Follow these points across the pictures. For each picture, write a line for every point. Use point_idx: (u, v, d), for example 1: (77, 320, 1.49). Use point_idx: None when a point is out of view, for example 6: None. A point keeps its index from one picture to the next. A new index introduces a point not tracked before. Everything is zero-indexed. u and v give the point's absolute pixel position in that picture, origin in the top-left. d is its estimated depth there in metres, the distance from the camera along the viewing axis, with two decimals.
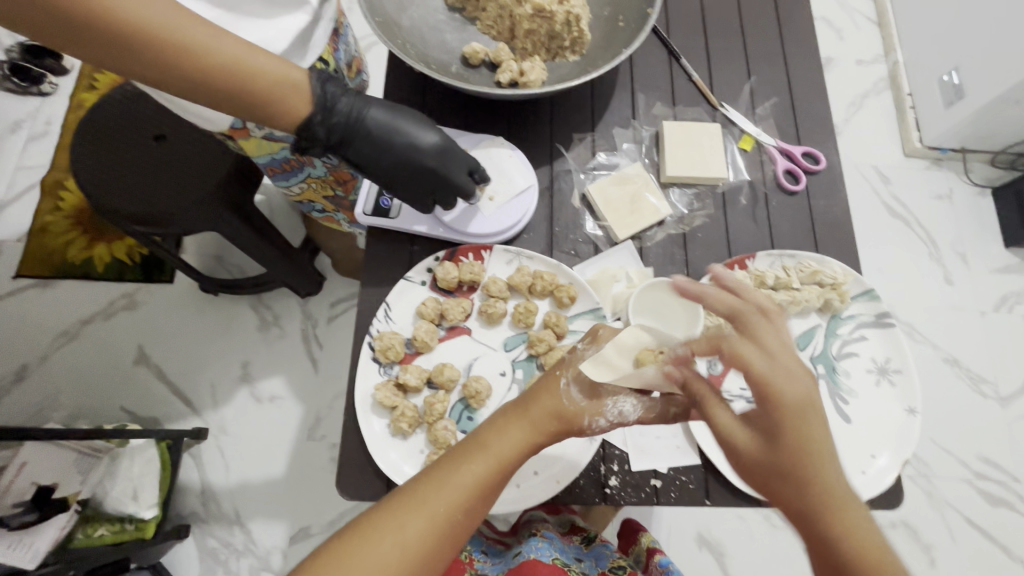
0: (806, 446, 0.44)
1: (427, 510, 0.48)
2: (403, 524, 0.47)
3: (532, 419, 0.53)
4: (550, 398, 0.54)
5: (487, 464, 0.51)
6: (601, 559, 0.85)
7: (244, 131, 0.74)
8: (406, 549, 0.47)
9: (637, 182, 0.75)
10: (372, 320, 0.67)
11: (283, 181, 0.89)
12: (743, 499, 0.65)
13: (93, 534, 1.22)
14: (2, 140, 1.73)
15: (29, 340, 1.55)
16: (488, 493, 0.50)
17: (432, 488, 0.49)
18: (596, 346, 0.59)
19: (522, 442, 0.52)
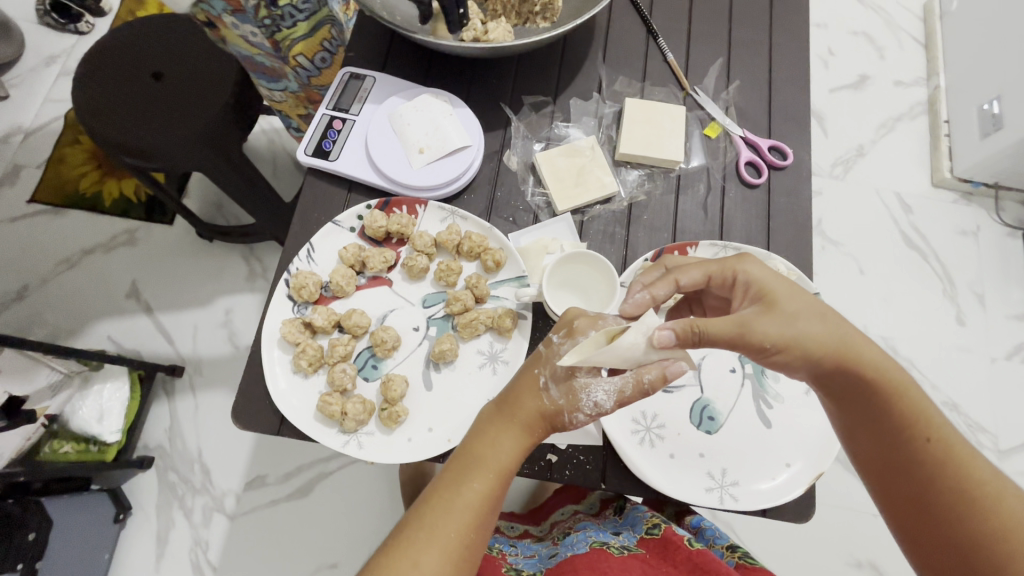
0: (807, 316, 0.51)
1: (437, 539, 0.50)
2: (418, 559, 0.49)
3: (519, 432, 0.54)
4: (531, 405, 0.54)
5: (487, 480, 0.52)
6: (637, 524, 0.78)
7: (222, 22, 0.79)
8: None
9: (586, 155, 0.73)
10: (294, 258, 0.67)
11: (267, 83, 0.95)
12: (640, 487, 0.63)
13: (58, 450, 1.28)
14: (36, 72, 1.82)
15: (33, 262, 1.63)
16: (493, 507, 0.53)
17: (439, 516, 0.51)
18: (572, 340, 0.55)
19: (515, 453, 0.53)
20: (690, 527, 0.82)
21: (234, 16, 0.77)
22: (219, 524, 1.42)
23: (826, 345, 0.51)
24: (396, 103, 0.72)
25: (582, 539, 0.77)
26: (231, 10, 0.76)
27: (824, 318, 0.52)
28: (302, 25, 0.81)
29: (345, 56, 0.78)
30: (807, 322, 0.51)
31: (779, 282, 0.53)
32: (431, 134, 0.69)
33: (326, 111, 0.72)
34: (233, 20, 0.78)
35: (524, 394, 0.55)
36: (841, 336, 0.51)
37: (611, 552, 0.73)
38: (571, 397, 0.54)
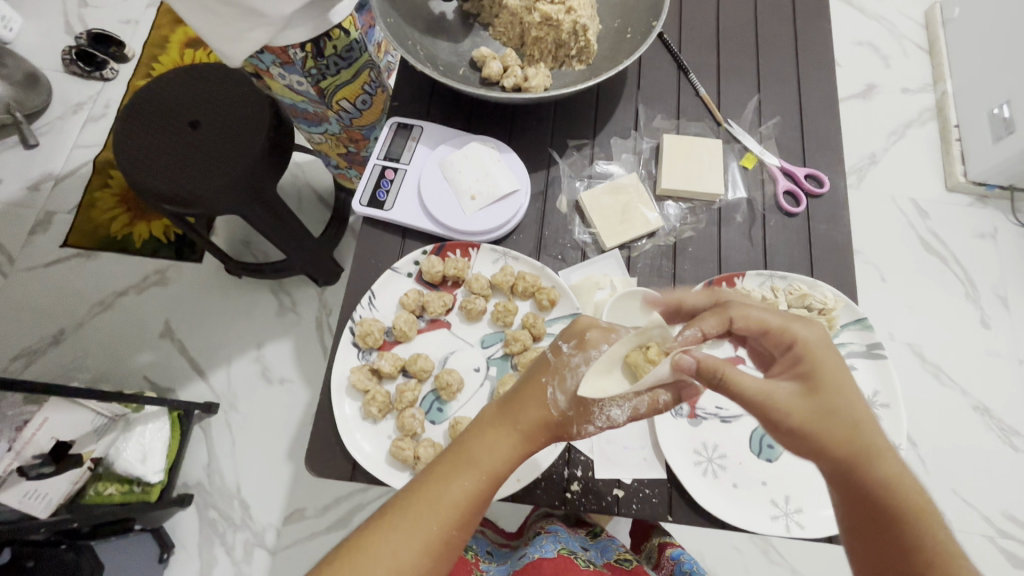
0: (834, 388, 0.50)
1: (418, 530, 0.50)
2: (396, 546, 0.50)
3: (517, 437, 0.53)
4: (535, 409, 0.54)
5: (476, 480, 0.52)
6: (606, 550, 0.86)
7: (269, 74, 0.86)
8: (402, 568, 0.49)
9: (630, 192, 0.75)
10: (356, 306, 0.70)
11: (307, 127, 1.02)
12: (706, 518, 0.64)
13: (103, 492, 1.31)
14: (64, 119, 1.87)
15: (69, 306, 1.67)
16: (479, 506, 0.53)
17: (422, 509, 0.51)
18: (583, 352, 0.58)
19: (510, 458, 0.53)
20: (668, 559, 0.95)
21: (282, 68, 0.83)
22: (261, 559, 1.43)
23: (849, 433, 0.49)
24: (445, 151, 0.74)
25: (551, 543, 0.81)
26: (280, 62, 0.81)
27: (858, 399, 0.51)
28: (345, 71, 0.86)
29: (389, 105, 0.81)
30: (842, 407, 0.49)
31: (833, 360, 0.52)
32: (479, 180, 0.72)
33: (377, 161, 0.75)
34: (280, 71, 0.84)
35: (529, 397, 0.55)
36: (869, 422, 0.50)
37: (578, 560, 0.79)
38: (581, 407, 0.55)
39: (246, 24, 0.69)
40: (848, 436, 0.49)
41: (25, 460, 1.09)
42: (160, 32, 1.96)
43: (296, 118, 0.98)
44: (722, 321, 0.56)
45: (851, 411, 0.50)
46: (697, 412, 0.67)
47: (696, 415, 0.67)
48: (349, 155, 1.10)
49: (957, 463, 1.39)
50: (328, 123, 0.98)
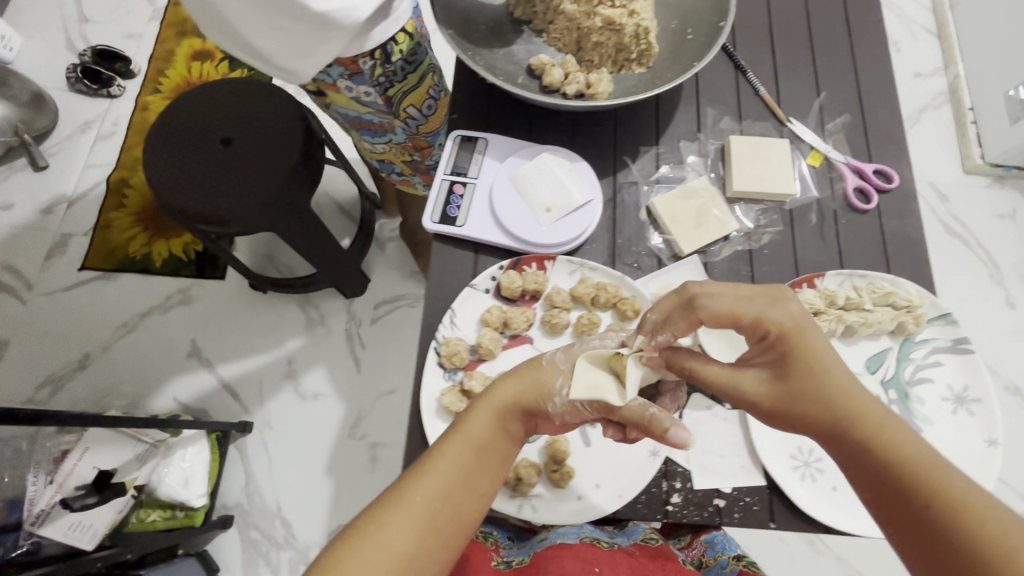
0: (807, 365, 0.49)
1: (406, 505, 0.49)
2: (387, 526, 0.48)
3: (499, 401, 0.55)
4: (534, 372, 0.56)
5: (464, 450, 0.52)
6: (633, 533, 0.69)
7: (336, 88, 0.86)
8: (394, 550, 0.47)
9: (703, 196, 0.74)
10: (438, 325, 0.68)
11: (370, 138, 1.01)
12: (809, 523, 0.63)
13: (145, 519, 1.28)
14: (73, 139, 1.83)
15: (91, 330, 1.63)
16: (473, 481, 0.52)
17: (411, 483, 0.50)
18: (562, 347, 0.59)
19: (495, 422, 0.54)
20: (700, 541, 0.81)
21: (350, 79, 0.83)
22: None
23: (833, 411, 0.47)
24: (516, 163, 0.73)
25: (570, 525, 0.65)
26: (348, 74, 0.81)
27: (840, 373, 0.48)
28: (410, 76, 0.86)
29: (448, 117, 0.80)
30: (811, 385, 0.48)
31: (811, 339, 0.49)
32: (554, 191, 0.71)
33: (445, 177, 0.74)
34: (349, 83, 0.84)
35: (528, 365, 0.57)
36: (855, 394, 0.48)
37: (601, 545, 0.61)
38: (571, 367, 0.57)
39: (318, 41, 0.70)
40: (828, 412, 0.48)
41: (68, 492, 1.12)
42: (165, 46, 1.92)
43: (359, 130, 0.97)
44: (691, 324, 0.53)
45: (835, 388, 0.48)
46: None
47: None
48: (413, 163, 1.08)
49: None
50: (391, 133, 0.97)
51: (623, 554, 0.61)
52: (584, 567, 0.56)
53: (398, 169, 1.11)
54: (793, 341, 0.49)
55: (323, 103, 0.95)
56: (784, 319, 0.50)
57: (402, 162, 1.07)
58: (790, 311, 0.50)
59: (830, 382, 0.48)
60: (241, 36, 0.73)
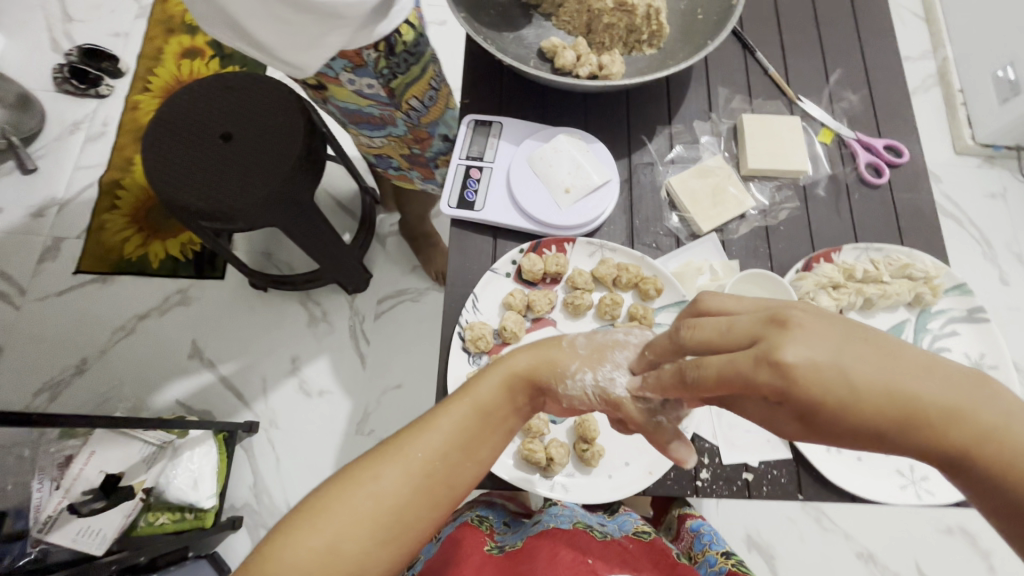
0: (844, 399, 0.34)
1: (403, 458, 0.49)
2: (378, 474, 0.49)
3: (511, 372, 0.53)
4: (549, 350, 0.54)
5: (467, 411, 0.52)
6: (624, 523, 0.75)
7: (337, 82, 0.85)
8: (384, 497, 0.48)
9: (719, 174, 0.75)
10: (461, 310, 0.68)
11: (369, 131, 1.00)
12: (836, 493, 0.64)
13: (154, 522, 1.24)
14: (62, 141, 1.79)
15: (88, 334, 1.60)
16: (472, 449, 0.51)
17: (412, 437, 0.51)
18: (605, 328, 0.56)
19: (504, 391, 0.53)
20: (687, 531, 0.86)
21: (353, 72, 0.81)
22: None
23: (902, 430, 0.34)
24: (532, 146, 0.73)
25: (566, 514, 0.73)
26: (352, 66, 0.80)
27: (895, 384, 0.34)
28: (414, 67, 0.85)
29: (460, 103, 0.79)
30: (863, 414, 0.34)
31: (822, 345, 0.34)
32: (572, 172, 0.70)
33: (461, 161, 0.74)
34: (351, 75, 0.82)
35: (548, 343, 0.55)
36: (911, 384, 0.34)
37: (593, 535, 0.70)
38: (592, 355, 0.53)
39: (323, 31, 0.68)
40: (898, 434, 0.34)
41: (75, 496, 1.11)
42: (153, 43, 1.89)
43: (359, 125, 0.96)
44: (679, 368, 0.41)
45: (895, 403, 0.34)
46: None
47: None
48: (412, 155, 1.07)
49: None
50: (392, 125, 0.96)
51: (617, 547, 0.69)
52: (577, 558, 0.64)
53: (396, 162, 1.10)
54: (813, 377, 0.34)
55: (325, 100, 0.94)
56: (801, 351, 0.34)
57: (400, 154, 1.07)
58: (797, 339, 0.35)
59: (879, 408, 0.34)
60: (245, 30, 0.72)
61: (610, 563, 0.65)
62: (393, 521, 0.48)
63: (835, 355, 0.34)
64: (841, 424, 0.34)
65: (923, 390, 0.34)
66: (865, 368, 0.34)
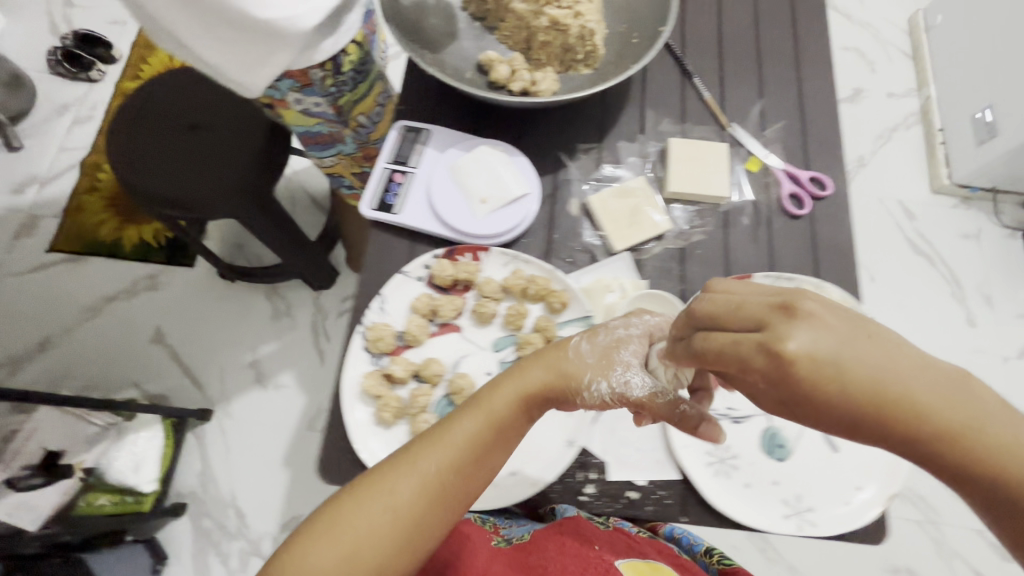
0: (831, 388, 0.37)
1: (417, 469, 0.52)
2: (394, 486, 0.51)
3: (527, 387, 0.55)
4: (558, 359, 0.56)
5: (477, 423, 0.54)
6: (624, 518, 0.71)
7: (284, 103, 0.83)
8: (400, 507, 0.51)
9: (639, 196, 0.76)
10: (366, 310, 0.69)
11: (317, 152, 1.00)
12: (721, 519, 0.64)
13: (94, 503, 1.21)
14: (50, 121, 1.83)
15: (54, 312, 1.61)
16: (484, 457, 0.54)
17: (424, 450, 0.53)
18: (623, 319, 0.58)
19: (515, 405, 0.55)
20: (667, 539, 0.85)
21: (299, 91, 0.80)
22: (256, 566, 1.41)
23: (882, 416, 0.37)
24: (455, 155, 0.74)
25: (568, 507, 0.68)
26: (298, 86, 0.79)
27: (880, 376, 0.37)
28: (361, 86, 0.85)
29: (395, 108, 0.81)
30: (849, 403, 0.37)
31: (825, 338, 0.37)
32: (489, 183, 0.72)
33: (386, 165, 0.75)
34: (298, 95, 0.81)
35: (549, 352, 0.57)
36: (896, 378, 0.37)
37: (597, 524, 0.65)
38: (601, 362, 0.55)
39: (266, 58, 0.67)
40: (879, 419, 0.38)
41: (13, 470, 1.14)
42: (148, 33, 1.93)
43: (307, 146, 0.96)
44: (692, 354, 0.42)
45: (875, 392, 0.37)
46: (709, 412, 0.68)
47: (708, 416, 0.68)
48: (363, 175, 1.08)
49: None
50: (341, 143, 0.96)
51: (621, 534, 0.65)
52: (585, 545, 0.58)
53: (348, 181, 1.11)
54: (808, 371, 0.37)
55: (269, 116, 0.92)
56: (812, 344, 0.37)
57: (351, 173, 1.07)
58: (807, 336, 0.37)
59: (865, 395, 0.37)
60: (183, 50, 0.69)
61: (618, 550, 0.60)
62: (409, 528, 0.51)
63: (834, 349, 0.37)
64: (823, 412, 0.38)
65: (906, 384, 0.38)
66: (862, 363, 0.37)
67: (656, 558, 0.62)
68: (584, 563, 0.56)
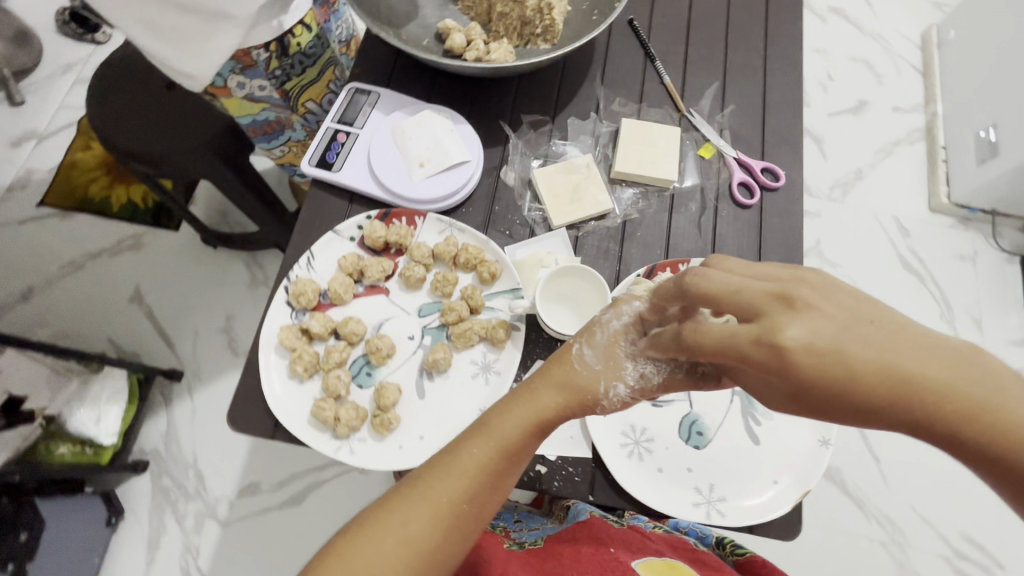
0: (835, 377, 0.36)
1: (428, 501, 0.49)
2: (405, 520, 0.48)
3: (538, 409, 0.51)
4: (567, 376, 0.51)
5: (488, 449, 0.51)
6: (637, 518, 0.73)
7: (227, 91, 0.86)
8: (414, 541, 0.48)
9: (582, 173, 0.75)
10: (294, 266, 0.69)
11: (265, 142, 1.04)
12: (628, 501, 0.63)
13: (54, 452, 1.19)
14: (52, 80, 1.79)
15: (37, 263, 1.60)
16: (497, 481, 0.51)
17: (433, 480, 0.50)
18: (615, 308, 0.54)
19: (527, 429, 0.51)
20: None
21: (243, 74, 0.82)
22: (211, 529, 1.35)
23: (892, 399, 0.36)
24: (399, 118, 0.74)
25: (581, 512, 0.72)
26: (242, 67, 0.81)
27: (886, 359, 0.36)
28: (309, 70, 0.88)
29: (351, 70, 0.80)
30: (853, 387, 0.36)
31: (823, 328, 0.37)
32: (428, 147, 0.72)
33: (331, 124, 0.75)
34: (242, 77, 0.83)
35: (557, 367, 0.52)
36: (905, 361, 0.36)
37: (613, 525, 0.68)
38: (609, 365, 0.51)
39: (209, 34, 0.67)
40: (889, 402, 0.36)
41: None
42: None
43: (255, 136, 0.99)
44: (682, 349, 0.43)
45: (879, 376, 0.36)
46: None
47: None
48: None
49: (939, 490, 1.29)
50: (289, 129, 1.01)
51: (636, 533, 0.67)
52: (600, 549, 0.62)
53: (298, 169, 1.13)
54: (806, 361, 0.36)
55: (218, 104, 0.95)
56: (809, 335, 0.36)
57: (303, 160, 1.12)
58: (805, 326, 0.36)
59: (871, 381, 0.36)
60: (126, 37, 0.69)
61: (632, 550, 0.62)
62: (427, 560, 0.48)
63: (832, 337, 0.36)
64: (830, 401, 0.37)
65: (916, 367, 0.36)
66: (861, 348, 0.36)
67: (672, 556, 0.62)
68: (598, 566, 0.59)
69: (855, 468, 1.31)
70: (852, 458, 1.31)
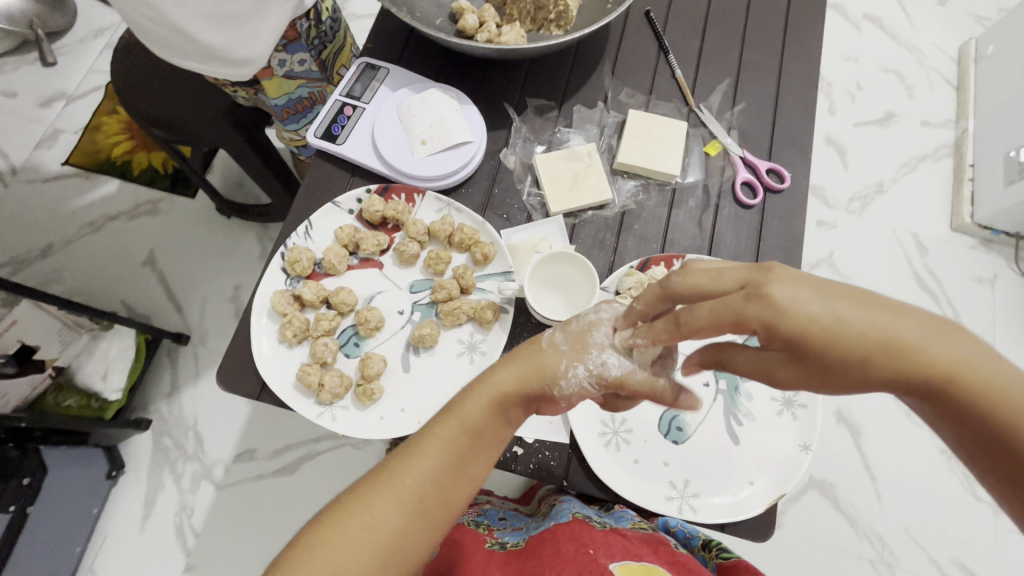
0: (819, 338, 0.40)
1: (394, 484, 0.48)
2: (371, 503, 0.47)
3: (498, 389, 0.50)
4: (534, 355, 0.51)
5: (456, 433, 0.50)
6: (620, 518, 0.66)
7: (270, 70, 0.83)
8: (378, 525, 0.47)
9: (584, 161, 0.74)
10: (292, 234, 0.70)
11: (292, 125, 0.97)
12: (600, 489, 0.63)
13: (62, 402, 1.26)
14: (84, 42, 1.81)
15: (57, 221, 1.64)
16: (466, 467, 0.50)
17: (400, 463, 0.49)
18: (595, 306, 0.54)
19: (493, 410, 0.50)
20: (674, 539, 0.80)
21: (285, 49, 0.82)
22: (206, 491, 1.39)
23: (868, 353, 0.40)
24: (405, 95, 0.75)
25: (565, 510, 0.68)
26: (286, 41, 0.81)
27: (863, 324, 0.40)
28: (338, 36, 0.91)
29: (363, 46, 0.81)
30: (835, 346, 0.40)
31: (806, 294, 0.41)
32: (431, 125, 0.72)
33: (339, 97, 0.75)
34: (285, 53, 0.82)
35: (525, 348, 0.52)
36: (879, 323, 0.40)
37: (594, 525, 0.63)
38: (576, 350, 0.51)
39: (262, 14, 0.69)
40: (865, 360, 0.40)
41: None
42: None
43: (287, 117, 0.93)
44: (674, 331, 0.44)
45: (856, 336, 0.40)
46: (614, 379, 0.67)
47: None
48: None
49: (934, 514, 1.27)
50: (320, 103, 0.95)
51: (617, 535, 0.61)
52: (580, 549, 0.57)
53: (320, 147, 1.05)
54: (798, 324, 0.40)
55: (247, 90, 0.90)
56: (793, 300, 0.40)
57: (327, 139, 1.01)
58: (791, 296, 0.40)
59: (845, 344, 0.40)
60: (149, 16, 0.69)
61: (614, 551, 0.57)
62: (392, 548, 0.47)
63: (813, 298, 0.40)
64: (823, 357, 0.40)
65: (888, 327, 0.40)
66: (834, 316, 0.40)
67: (654, 561, 0.57)
68: (575, 566, 0.55)
69: (849, 484, 1.29)
70: (847, 474, 1.29)
